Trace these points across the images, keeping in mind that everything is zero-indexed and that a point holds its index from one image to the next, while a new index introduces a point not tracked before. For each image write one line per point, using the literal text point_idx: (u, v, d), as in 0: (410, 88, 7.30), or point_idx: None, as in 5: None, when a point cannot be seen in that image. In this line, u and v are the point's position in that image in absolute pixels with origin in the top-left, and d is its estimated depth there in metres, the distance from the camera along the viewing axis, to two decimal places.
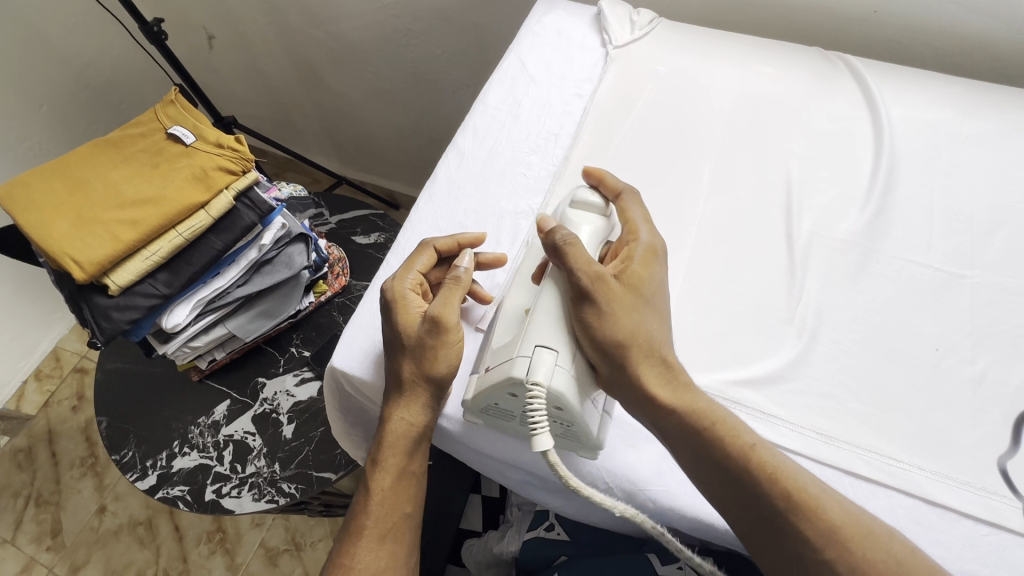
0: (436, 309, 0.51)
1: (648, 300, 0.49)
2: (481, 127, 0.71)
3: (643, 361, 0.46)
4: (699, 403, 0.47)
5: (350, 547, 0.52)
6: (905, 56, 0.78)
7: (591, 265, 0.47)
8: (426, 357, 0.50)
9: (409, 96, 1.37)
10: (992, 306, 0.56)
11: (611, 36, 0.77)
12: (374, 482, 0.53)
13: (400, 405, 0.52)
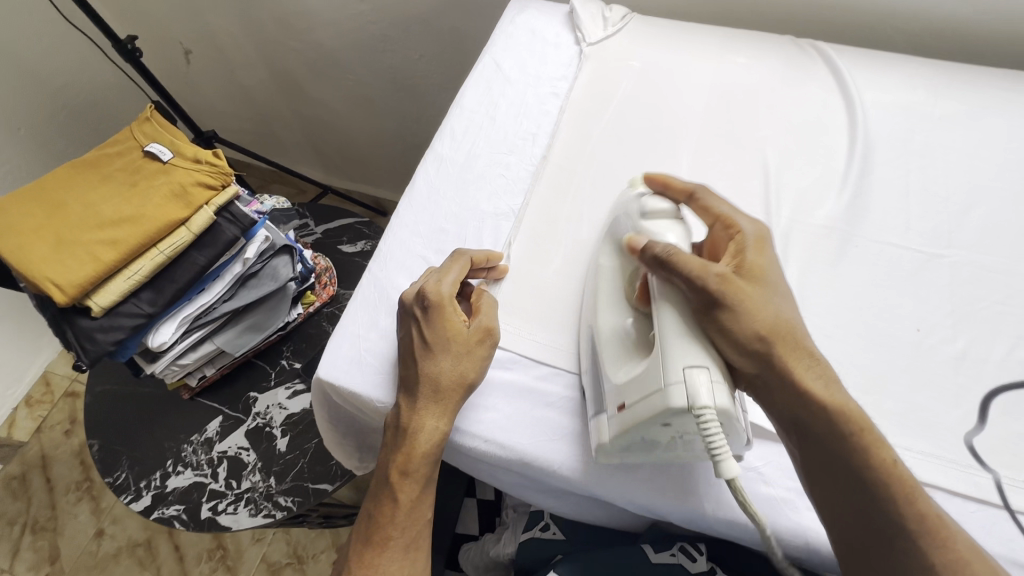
0: (484, 320, 0.54)
1: (772, 286, 0.49)
2: (459, 130, 0.71)
3: (788, 349, 0.46)
4: (840, 398, 0.45)
5: (374, 559, 0.51)
6: (875, 40, 0.79)
7: (705, 266, 0.46)
8: (475, 362, 0.53)
9: (389, 103, 1.37)
10: (970, 283, 0.56)
11: (584, 33, 0.77)
12: (398, 493, 0.52)
13: (431, 413, 0.51)
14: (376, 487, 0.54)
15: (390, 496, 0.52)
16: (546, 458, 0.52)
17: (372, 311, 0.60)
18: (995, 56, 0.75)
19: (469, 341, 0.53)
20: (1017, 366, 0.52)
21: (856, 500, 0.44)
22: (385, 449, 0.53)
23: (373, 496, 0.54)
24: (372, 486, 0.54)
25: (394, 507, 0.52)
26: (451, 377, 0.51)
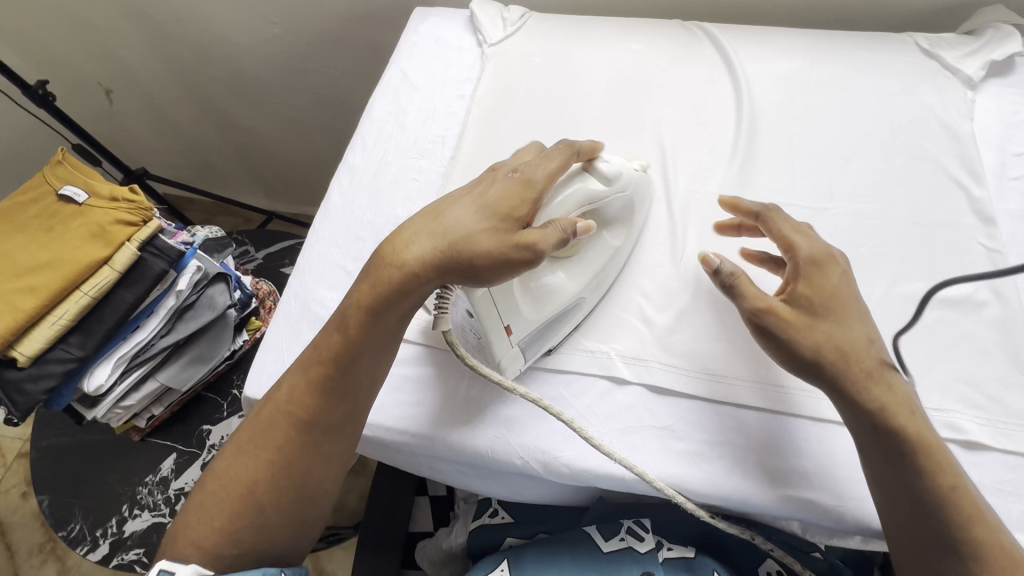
0: (467, 229, 0.47)
1: (846, 303, 0.50)
2: (369, 140, 0.73)
3: (827, 323, 0.49)
4: (821, 332, 0.48)
5: (259, 482, 0.50)
6: (759, 16, 0.84)
7: (800, 239, 0.53)
8: (468, 259, 0.46)
9: (319, 122, 1.37)
10: (852, 231, 0.60)
11: (485, 35, 0.80)
12: (319, 412, 0.50)
13: (364, 286, 0.49)
14: (286, 403, 0.51)
15: (308, 412, 0.50)
16: (475, 443, 0.54)
17: (295, 325, 0.61)
18: (866, 21, 0.81)
19: (463, 236, 0.47)
20: (898, 302, 0.56)
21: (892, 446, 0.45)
22: (318, 362, 0.51)
23: (280, 413, 0.51)
24: (281, 402, 0.51)
25: (308, 427, 0.51)
26: (433, 271, 0.47)
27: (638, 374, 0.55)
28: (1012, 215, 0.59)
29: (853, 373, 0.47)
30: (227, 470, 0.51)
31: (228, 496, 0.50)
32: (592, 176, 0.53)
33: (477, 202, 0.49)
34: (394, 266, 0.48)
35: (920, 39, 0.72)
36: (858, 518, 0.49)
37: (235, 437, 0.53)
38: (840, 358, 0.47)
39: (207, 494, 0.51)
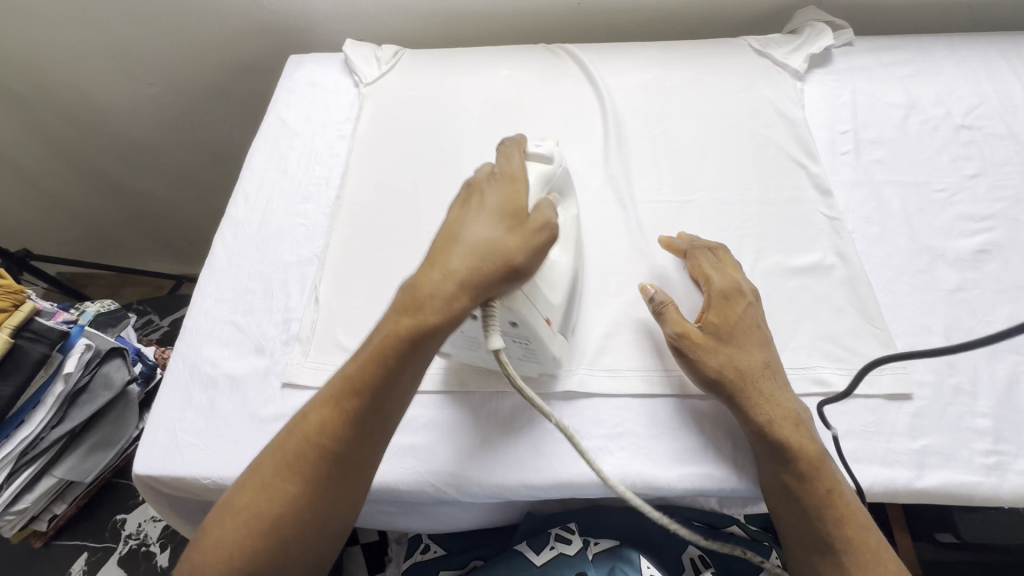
0: (480, 231, 0.45)
1: (751, 329, 0.53)
2: (251, 190, 0.72)
3: (733, 351, 0.51)
4: (723, 355, 0.51)
5: (277, 521, 0.43)
6: (616, 34, 0.91)
7: (723, 273, 0.56)
8: (497, 264, 0.43)
9: (217, 178, 1.33)
10: (716, 218, 0.66)
11: (360, 75, 0.82)
12: (354, 444, 0.45)
13: (433, 273, 0.44)
14: (316, 429, 0.45)
15: (337, 443, 0.45)
16: (384, 479, 0.53)
17: (185, 390, 0.58)
18: (707, 30, 0.90)
19: (486, 244, 0.44)
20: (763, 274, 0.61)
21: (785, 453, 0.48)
22: (347, 389, 0.45)
23: (311, 443, 0.45)
24: (310, 432, 0.45)
25: (340, 461, 0.45)
26: (465, 293, 0.43)
27: (536, 384, 0.56)
28: (846, 184, 0.67)
29: (748, 389, 0.50)
30: (239, 508, 0.44)
31: (249, 534, 0.43)
32: (529, 161, 0.52)
33: (486, 210, 0.46)
34: (425, 289, 0.44)
35: (752, 42, 0.81)
36: (753, 481, 0.51)
37: (248, 469, 0.46)
38: (739, 379, 0.50)
39: (224, 532, 0.44)
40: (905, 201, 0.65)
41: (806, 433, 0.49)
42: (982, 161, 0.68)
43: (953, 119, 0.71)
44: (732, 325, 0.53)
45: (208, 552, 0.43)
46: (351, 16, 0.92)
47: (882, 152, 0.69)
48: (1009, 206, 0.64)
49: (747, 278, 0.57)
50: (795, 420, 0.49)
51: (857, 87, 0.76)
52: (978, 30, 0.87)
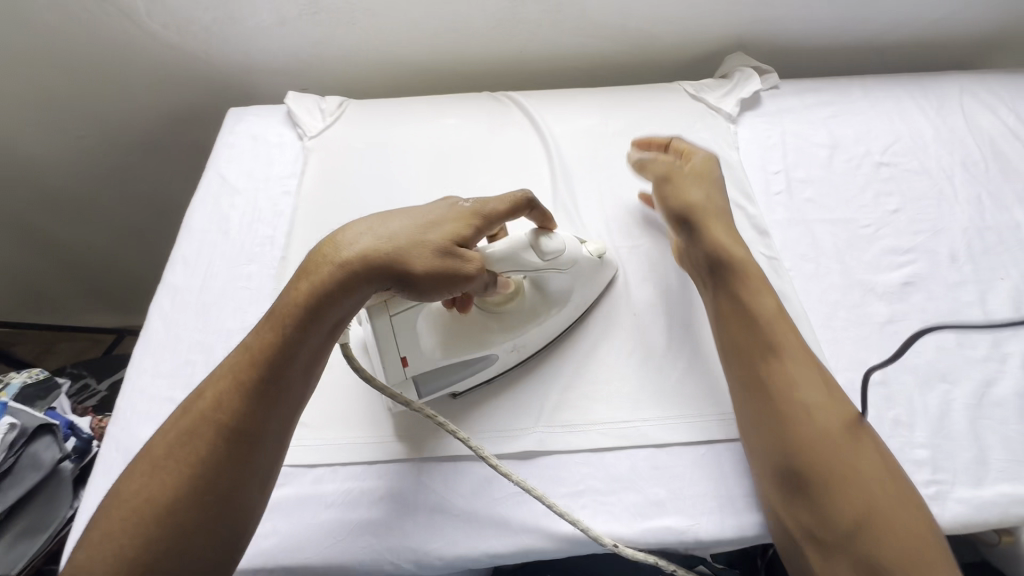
0: (412, 234, 0.50)
1: (768, 291, 0.58)
2: (190, 254, 0.69)
3: (755, 295, 0.57)
4: (755, 306, 0.56)
5: (177, 502, 0.43)
6: (560, 78, 0.94)
7: (660, 166, 0.69)
8: (402, 258, 0.49)
9: (157, 227, 1.27)
10: (663, 262, 0.67)
11: (304, 128, 0.80)
12: (253, 419, 0.46)
13: (338, 248, 0.49)
14: (212, 408, 0.46)
15: (236, 419, 0.46)
16: (339, 559, 0.50)
17: (118, 480, 0.54)
18: (646, 74, 0.94)
19: (392, 237, 0.50)
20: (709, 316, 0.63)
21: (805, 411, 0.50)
22: (245, 366, 0.47)
23: (205, 418, 0.46)
24: (207, 407, 0.46)
25: (240, 436, 0.45)
26: (363, 266, 0.48)
27: (495, 446, 0.55)
28: (781, 223, 0.70)
29: (786, 340, 0.54)
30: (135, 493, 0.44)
31: (150, 515, 0.42)
32: (539, 249, 0.55)
33: (408, 212, 0.53)
34: (331, 256, 0.48)
35: (687, 86, 0.85)
36: (717, 533, 0.51)
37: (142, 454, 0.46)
38: (773, 318, 0.55)
39: (128, 512, 0.43)
40: (835, 238, 0.69)
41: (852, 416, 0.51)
42: (901, 196, 0.72)
43: (873, 157, 0.76)
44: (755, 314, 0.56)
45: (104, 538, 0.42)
46: (295, 66, 0.91)
47: (812, 190, 0.73)
48: (928, 239, 0.68)
49: (706, 158, 0.69)
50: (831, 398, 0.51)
51: (785, 129, 0.80)
52: (889, 69, 0.95)
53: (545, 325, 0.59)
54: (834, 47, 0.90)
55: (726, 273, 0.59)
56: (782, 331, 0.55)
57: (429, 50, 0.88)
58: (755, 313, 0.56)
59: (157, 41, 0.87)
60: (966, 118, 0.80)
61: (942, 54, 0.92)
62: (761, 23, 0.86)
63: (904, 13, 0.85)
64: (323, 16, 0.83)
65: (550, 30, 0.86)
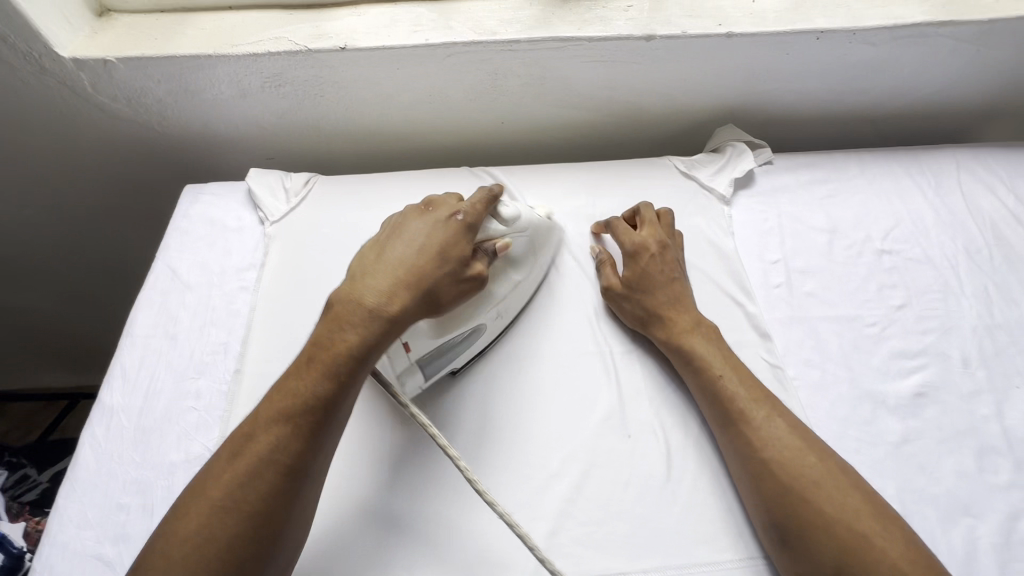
0: (431, 260, 0.51)
1: (776, 408, 0.54)
2: (132, 366, 0.61)
3: (755, 419, 0.53)
4: (759, 430, 0.52)
5: (234, 541, 0.41)
6: (543, 147, 0.90)
7: (628, 238, 0.67)
8: (439, 283, 0.51)
9: (112, 294, 1.17)
10: (659, 371, 0.62)
11: (266, 211, 0.73)
12: (308, 456, 0.45)
13: (372, 290, 0.49)
14: (268, 450, 0.44)
15: (291, 458, 0.44)
16: None
17: None
18: (632, 143, 0.90)
19: (422, 262, 0.51)
20: (709, 438, 0.57)
21: (843, 522, 0.46)
22: (298, 406, 0.45)
23: (261, 461, 0.43)
24: (263, 449, 0.44)
25: (296, 474, 0.44)
26: (408, 300, 0.49)
27: None
28: (783, 322, 0.65)
29: (800, 460, 0.50)
30: (185, 532, 0.42)
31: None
32: (496, 219, 0.59)
33: (421, 237, 0.53)
34: (366, 298, 0.48)
35: (677, 162, 0.80)
36: None
37: (181, 499, 0.44)
38: (794, 448, 0.51)
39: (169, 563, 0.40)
40: (841, 339, 0.64)
41: (913, 548, 0.44)
42: (906, 289, 0.68)
43: (874, 243, 0.73)
44: (767, 450, 0.51)
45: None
46: (259, 136, 0.85)
47: (813, 283, 0.69)
48: (938, 339, 0.64)
49: (660, 233, 0.68)
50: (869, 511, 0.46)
51: (781, 210, 0.76)
52: (880, 138, 0.92)
53: (519, 286, 0.62)
54: (827, 117, 0.87)
55: (729, 402, 0.55)
56: (793, 454, 0.50)
57: (404, 119, 0.83)
58: (766, 445, 0.51)
59: (106, 114, 0.79)
60: (967, 198, 0.77)
61: (936, 123, 0.89)
62: (753, 95, 0.82)
63: (899, 86, 0.82)
64: (289, 88, 0.77)
65: (532, 102, 0.81)
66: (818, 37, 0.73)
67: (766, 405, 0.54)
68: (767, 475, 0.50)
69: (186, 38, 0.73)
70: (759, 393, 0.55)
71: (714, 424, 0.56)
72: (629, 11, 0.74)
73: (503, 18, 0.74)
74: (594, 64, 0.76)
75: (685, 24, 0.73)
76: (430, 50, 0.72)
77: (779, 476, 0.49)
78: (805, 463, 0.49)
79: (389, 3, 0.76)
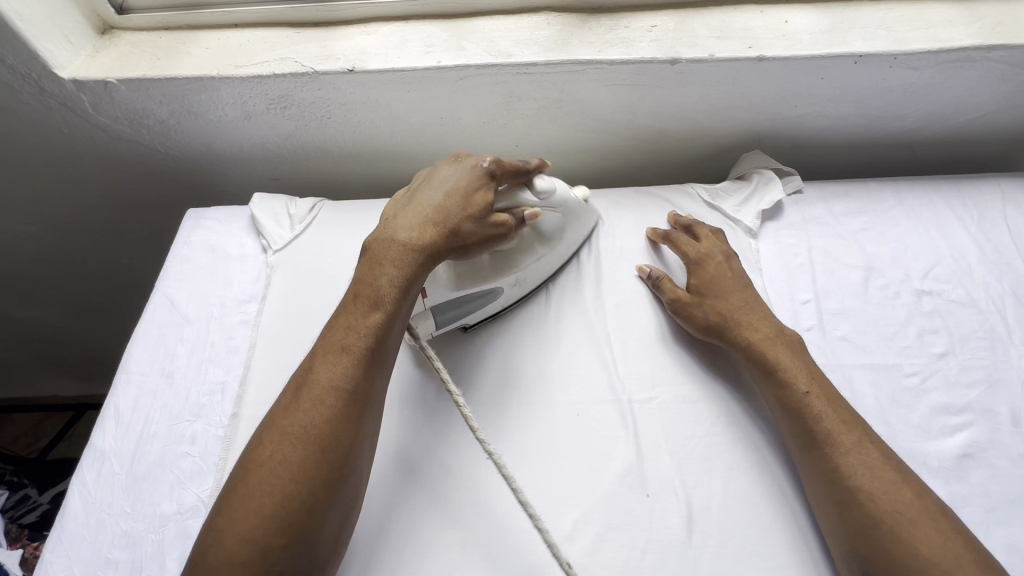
0: (461, 202, 0.54)
1: (865, 428, 0.52)
2: (126, 407, 0.58)
3: (843, 436, 0.51)
4: (850, 451, 0.50)
5: (309, 466, 0.43)
6: (559, 170, 0.86)
7: (689, 246, 0.67)
8: (463, 221, 0.54)
9: (116, 313, 1.15)
10: (680, 421, 0.57)
11: (269, 239, 0.70)
12: (367, 383, 0.47)
13: (405, 228, 0.53)
14: (330, 378, 0.46)
15: (351, 383, 0.46)
16: None
17: None
18: (652, 167, 0.86)
19: (446, 205, 0.54)
20: (736, 499, 0.53)
21: (936, 539, 0.44)
22: (353, 335, 0.48)
23: (324, 388, 0.45)
24: (325, 379, 0.46)
25: (358, 401, 0.46)
26: (434, 233, 0.53)
27: None
28: None
29: (895, 483, 0.47)
30: (264, 462, 0.43)
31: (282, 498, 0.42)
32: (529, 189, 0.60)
33: (444, 180, 0.56)
34: (399, 236, 0.52)
35: (700, 191, 0.76)
36: None
37: (257, 432, 0.45)
38: (883, 465, 0.49)
39: (251, 494, 0.42)
40: (877, 391, 0.59)
41: None
42: (948, 335, 0.63)
43: (912, 282, 0.68)
44: (855, 476, 0.48)
45: (235, 520, 0.42)
46: (266, 156, 0.82)
47: (846, 326, 0.64)
48: (984, 393, 0.59)
49: (723, 245, 0.67)
50: (970, 558, 0.43)
51: (813, 245, 0.71)
52: (919, 164, 0.86)
53: (544, 258, 0.64)
54: (861, 143, 0.82)
55: (812, 420, 0.52)
56: (884, 485, 0.47)
57: (415, 141, 0.80)
58: (854, 472, 0.48)
59: (108, 134, 0.77)
60: (1013, 234, 0.72)
61: (978, 149, 0.84)
62: (782, 119, 0.78)
63: (941, 111, 0.76)
64: (294, 110, 0.74)
65: (548, 126, 0.78)
66: (856, 61, 0.68)
67: (855, 427, 0.51)
68: (852, 504, 0.47)
69: (189, 58, 0.71)
70: (844, 412, 0.52)
71: (791, 445, 0.54)
72: (653, 31, 0.70)
73: (520, 39, 0.70)
74: (615, 87, 0.72)
75: (713, 46, 0.69)
76: (443, 72, 0.68)
77: (866, 507, 0.47)
78: (892, 484, 0.47)
79: (400, 22, 0.73)
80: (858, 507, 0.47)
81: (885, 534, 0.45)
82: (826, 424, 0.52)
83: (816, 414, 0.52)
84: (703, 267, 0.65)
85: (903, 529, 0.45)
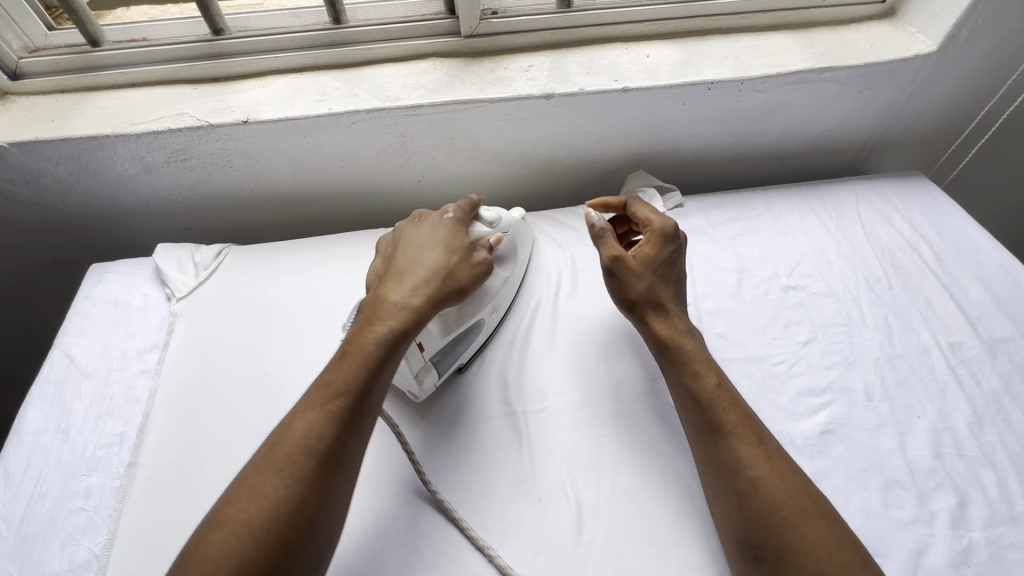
0: (440, 257, 0.59)
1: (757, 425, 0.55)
2: (18, 467, 0.58)
3: (745, 434, 0.54)
4: (751, 445, 0.53)
5: (271, 526, 0.44)
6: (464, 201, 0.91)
7: (652, 219, 0.68)
8: (451, 279, 0.58)
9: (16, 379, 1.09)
10: (570, 425, 0.61)
11: (172, 287, 0.72)
12: (342, 443, 0.49)
13: (397, 292, 0.56)
14: (305, 434, 0.48)
15: (325, 443, 0.48)
16: None
17: None
18: (551, 193, 0.92)
19: (432, 267, 0.59)
20: (623, 497, 0.56)
21: (819, 518, 0.48)
22: (335, 395, 0.50)
23: (298, 444, 0.47)
24: (301, 433, 0.48)
25: (330, 460, 0.48)
26: (421, 298, 0.56)
27: None
28: None
29: (787, 472, 0.51)
30: (227, 521, 0.44)
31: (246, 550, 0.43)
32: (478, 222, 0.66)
33: (432, 242, 0.61)
34: (391, 303, 0.56)
35: None
36: None
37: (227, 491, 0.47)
38: (779, 459, 0.52)
39: (214, 549, 0.43)
40: (750, 381, 0.65)
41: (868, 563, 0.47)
42: (812, 324, 0.70)
43: (780, 279, 0.75)
44: (753, 467, 0.51)
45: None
46: (173, 207, 0.84)
47: (721, 325, 0.70)
48: (842, 373, 0.66)
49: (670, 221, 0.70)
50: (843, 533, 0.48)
51: (692, 252, 0.78)
52: (789, 174, 0.96)
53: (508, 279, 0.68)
54: (734, 158, 0.91)
55: (720, 413, 0.55)
56: (778, 474, 0.51)
57: (319, 183, 0.83)
58: (755, 462, 0.51)
59: (6, 196, 0.77)
60: (865, 229, 0.80)
61: (835, 158, 0.94)
62: (659, 142, 0.85)
63: (795, 126, 0.86)
64: (196, 161, 0.76)
65: (446, 161, 0.83)
66: (709, 88, 0.77)
67: (749, 425, 0.55)
68: (753, 493, 0.50)
69: (84, 118, 0.72)
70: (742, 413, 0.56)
71: (691, 435, 0.56)
72: (530, 71, 0.77)
73: (408, 84, 0.75)
74: (500, 122, 0.77)
75: (583, 81, 0.76)
76: (335, 119, 0.73)
77: (767, 495, 0.50)
78: (776, 469, 0.51)
79: (295, 74, 0.77)
80: (757, 493, 0.50)
81: (774, 513, 0.49)
82: (729, 421, 0.54)
83: (721, 411, 0.55)
84: (662, 240, 0.66)
85: (791, 508, 0.49)
